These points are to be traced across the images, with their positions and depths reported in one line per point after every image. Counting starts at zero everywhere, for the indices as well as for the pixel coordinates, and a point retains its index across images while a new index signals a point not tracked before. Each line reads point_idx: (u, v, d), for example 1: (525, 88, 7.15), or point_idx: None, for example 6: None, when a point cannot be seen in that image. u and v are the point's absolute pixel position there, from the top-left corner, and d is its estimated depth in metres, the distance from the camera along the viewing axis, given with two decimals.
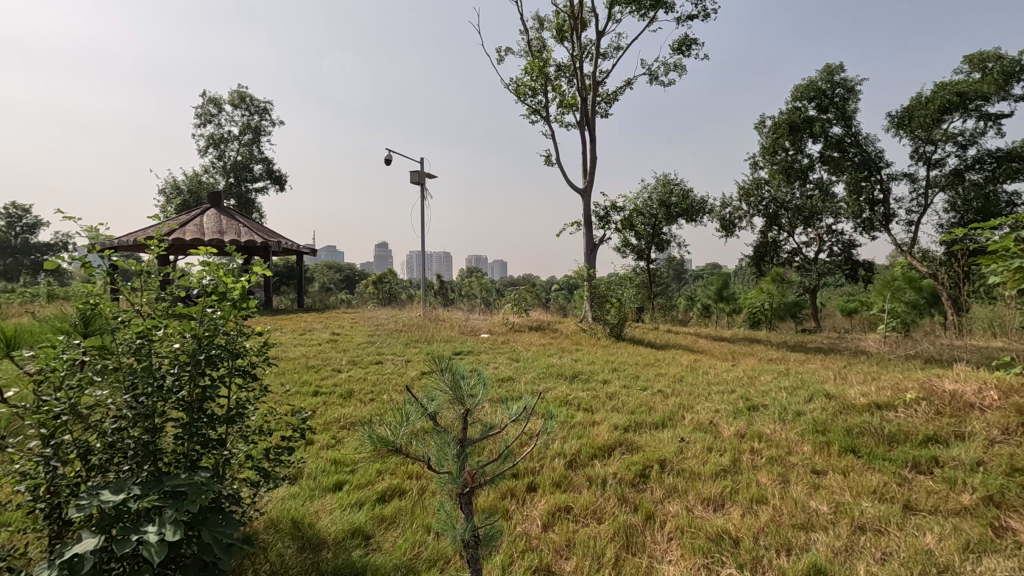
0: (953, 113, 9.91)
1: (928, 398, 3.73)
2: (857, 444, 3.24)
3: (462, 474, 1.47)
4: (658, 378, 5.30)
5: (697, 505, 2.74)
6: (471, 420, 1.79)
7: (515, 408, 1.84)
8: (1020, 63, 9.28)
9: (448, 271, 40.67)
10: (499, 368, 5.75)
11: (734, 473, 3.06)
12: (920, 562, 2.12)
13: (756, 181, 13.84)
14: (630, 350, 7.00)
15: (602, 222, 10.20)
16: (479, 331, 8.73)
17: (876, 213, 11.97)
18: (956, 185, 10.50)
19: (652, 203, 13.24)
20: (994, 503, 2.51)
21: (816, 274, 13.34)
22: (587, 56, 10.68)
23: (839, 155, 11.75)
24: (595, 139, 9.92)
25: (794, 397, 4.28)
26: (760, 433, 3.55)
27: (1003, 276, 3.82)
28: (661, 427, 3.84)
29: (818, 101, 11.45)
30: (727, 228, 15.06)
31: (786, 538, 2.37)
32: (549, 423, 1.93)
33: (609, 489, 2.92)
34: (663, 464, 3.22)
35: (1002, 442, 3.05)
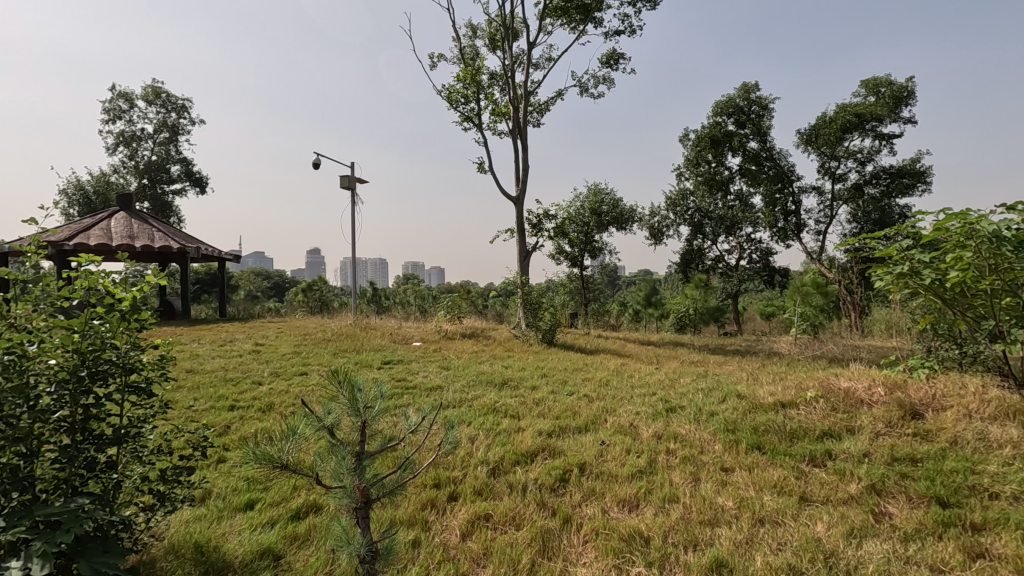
0: (853, 133, 10.79)
1: (825, 396, 4.01)
2: (762, 441, 3.43)
3: (355, 488, 1.42)
4: (584, 383, 5.41)
5: (614, 507, 2.81)
6: (372, 431, 1.76)
7: (415, 420, 1.82)
8: (907, 89, 10.28)
9: (384, 279, 39.80)
10: (429, 376, 5.69)
11: (650, 473, 3.17)
12: (812, 550, 2.27)
13: (682, 191, 14.49)
14: (561, 356, 7.11)
15: (535, 230, 10.31)
16: (411, 340, 8.60)
17: (789, 223, 12.80)
18: (857, 199, 11.41)
19: (585, 211, 13.56)
20: (877, 491, 2.74)
21: (737, 280, 14.11)
22: (519, 66, 10.83)
23: (755, 168, 12.49)
24: (527, 147, 10.04)
25: (710, 398, 4.50)
26: (676, 434, 3.70)
27: (889, 282, 4.20)
28: (583, 430, 3.94)
29: (736, 117, 12.14)
30: (656, 236, 15.66)
31: (693, 535, 2.47)
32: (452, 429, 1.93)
33: (528, 494, 2.95)
34: (583, 468, 3.29)
35: (886, 434, 3.33)
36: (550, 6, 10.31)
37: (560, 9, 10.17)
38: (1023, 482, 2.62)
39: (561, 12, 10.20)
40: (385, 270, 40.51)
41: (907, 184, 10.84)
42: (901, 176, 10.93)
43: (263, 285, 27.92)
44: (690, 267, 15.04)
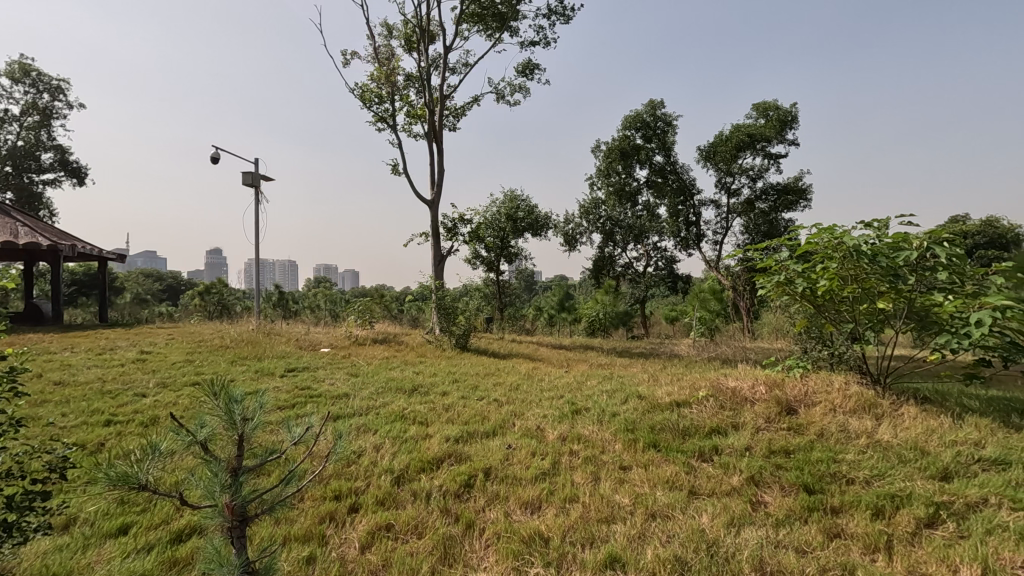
0: (746, 151, 11.72)
1: (715, 394, 4.31)
2: (658, 439, 3.62)
3: (224, 508, 1.32)
4: (495, 387, 5.45)
5: (517, 510, 2.85)
6: (250, 443, 1.65)
7: (298, 431, 1.75)
8: (791, 114, 11.33)
9: (292, 282, 37.89)
10: (335, 384, 5.47)
11: (553, 474, 3.25)
12: (697, 540, 2.42)
13: (594, 200, 15.03)
14: (473, 360, 7.11)
15: (450, 234, 10.26)
16: (319, 346, 8.25)
17: (691, 233, 13.67)
18: (749, 212, 12.41)
19: (501, 217, 13.68)
20: (755, 482, 2.97)
21: (644, 286, 14.88)
22: (435, 69, 10.76)
23: (661, 180, 13.21)
24: (442, 151, 9.99)
25: (613, 399, 4.69)
26: (579, 435, 3.82)
27: (770, 289, 4.61)
28: (491, 435, 3.96)
29: (643, 131, 12.80)
30: (570, 242, 16.14)
31: (590, 533, 2.56)
32: (341, 442, 1.88)
33: (432, 502, 2.91)
34: (488, 472, 3.30)
35: (765, 429, 3.63)
36: (467, 12, 10.35)
37: (476, 15, 10.24)
38: (873, 467, 2.96)
39: (477, 18, 10.27)
40: (294, 272, 38.60)
41: (791, 200, 11.95)
42: (786, 193, 12.03)
43: (154, 287, 25.65)
44: (601, 273, 15.64)
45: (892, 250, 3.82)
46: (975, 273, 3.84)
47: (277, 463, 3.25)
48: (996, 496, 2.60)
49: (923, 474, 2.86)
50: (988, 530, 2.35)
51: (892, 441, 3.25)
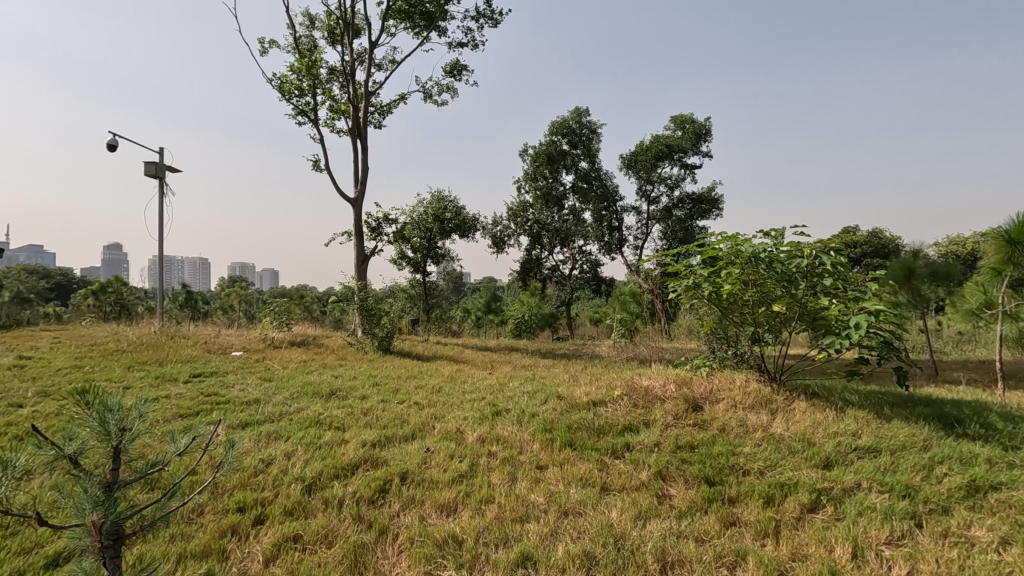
0: (664, 161, 12.31)
1: (629, 393, 4.48)
2: (574, 438, 3.72)
3: (91, 530, 1.21)
4: (417, 390, 5.36)
5: (432, 513, 2.83)
6: (127, 456, 1.53)
7: (185, 440, 1.65)
8: (705, 128, 12.02)
9: (203, 282, 35.53)
10: (246, 389, 5.17)
11: (470, 477, 3.25)
12: (605, 535, 2.51)
13: (522, 204, 15.22)
14: (396, 363, 6.97)
15: (375, 234, 10.02)
16: (230, 349, 7.79)
17: (614, 238, 14.16)
18: (667, 219, 13.02)
19: (428, 217, 13.53)
20: (662, 477, 3.12)
21: (570, 289, 15.25)
22: (360, 64, 10.47)
23: (586, 186, 13.59)
24: (366, 149, 9.75)
25: (533, 400, 4.77)
26: (498, 436, 3.85)
27: (680, 292, 4.86)
28: (410, 438, 3.91)
29: (569, 137, 13.12)
30: (497, 244, 16.24)
31: (504, 533, 2.59)
32: (232, 451, 1.80)
33: (344, 509, 2.83)
34: (404, 477, 3.25)
35: (673, 425, 3.82)
36: (394, 8, 10.16)
37: (403, 12, 10.07)
38: (767, 458, 3.19)
39: (405, 15, 10.11)
40: (206, 271, 36.23)
41: (705, 209, 12.70)
42: (701, 202, 12.75)
43: (39, 286, 23.18)
44: (528, 275, 15.85)
45: (787, 258, 4.15)
46: (856, 280, 4.25)
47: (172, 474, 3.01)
48: (867, 480, 2.89)
49: (809, 464, 3.12)
50: (860, 512, 2.60)
51: (785, 433, 3.52)
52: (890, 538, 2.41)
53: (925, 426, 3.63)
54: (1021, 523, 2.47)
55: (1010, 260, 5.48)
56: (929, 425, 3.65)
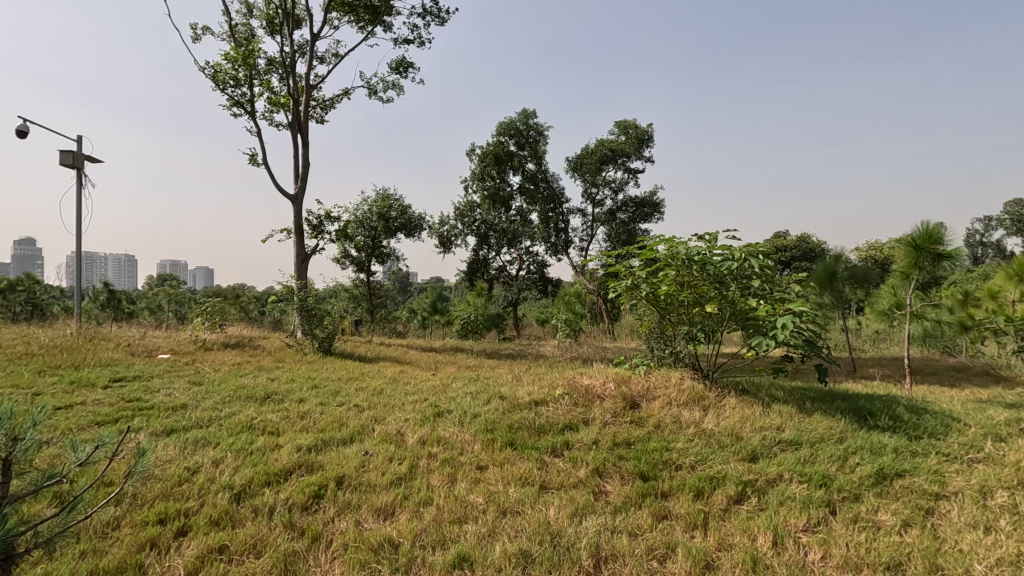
0: (609, 165, 12.59)
1: (570, 393, 4.55)
2: (515, 438, 3.74)
3: None
4: (358, 393, 5.24)
5: (368, 518, 2.77)
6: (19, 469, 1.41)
7: (87, 451, 1.54)
8: (647, 134, 12.40)
9: (128, 280, 33.38)
10: (172, 394, 4.89)
11: (409, 479, 3.21)
12: (542, 533, 2.53)
13: (470, 204, 15.18)
14: (337, 365, 6.79)
15: (316, 232, 9.72)
16: (156, 351, 7.35)
17: (559, 239, 14.36)
18: (611, 222, 13.32)
19: (372, 216, 13.26)
20: (599, 473, 3.19)
21: (517, 289, 15.34)
22: (301, 56, 10.13)
23: (532, 187, 13.70)
24: (307, 145, 9.45)
25: (476, 400, 4.77)
26: (439, 438, 3.82)
27: (620, 293, 4.98)
28: (348, 442, 3.82)
29: (516, 139, 13.19)
30: (444, 244, 16.12)
31: (442, 535, 2.57)
32: (142, 459, 1.70)
33: (275, 516, 2.72)
34: (340, 481, 3.17)
35: (611, 423, 3.91)
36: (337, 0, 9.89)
37: (347, 5, 9.82)
38: (698, 453, 3.32)
39: (349, 8, 9.87)
40: (132, 269, 34.07)
41: (647, 212, 13.11)
42: (643, 205, 13.14)
43: None
44: (475, 276, 15.80)
45: (720, 260, 4.34)
46: (782, 282, 4.51)
47: (85, 486, 2.81)
48: (789, 471, 3.05)
49: (736, 457, 3.27)
50: (781, 501, 2.75)
51: (715, 429, 3.68)
52: (807, 525, 2.56)
53: (841, 419, 3.88)
54: (920, 507, 2.69)
55: (916, 265, 5.95)
56: (845, 418, 3.91)
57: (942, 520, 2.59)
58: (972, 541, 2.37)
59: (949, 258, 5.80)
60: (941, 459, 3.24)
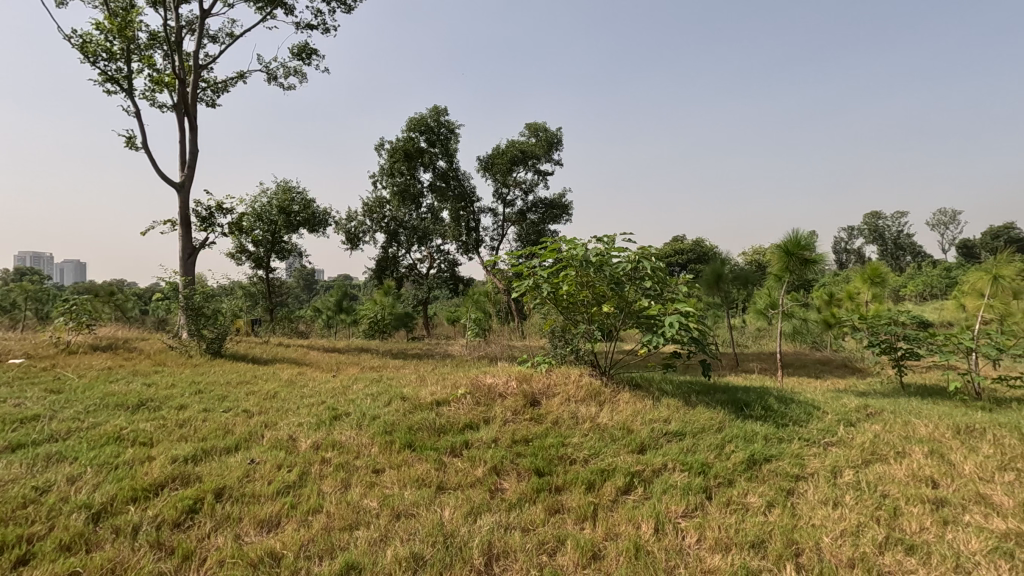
0: (520, 166, 12.76)
1: (472, 392, 4.55)
2: (414, 439, 3.68)
3: None
4: (247, 397, 4.91)
5: (249, 531, 2.59)
6: None
7: None
8: (557, 137, 12.72)
9: None
10: (22, 405, 4.30)
11: (298, 487, 3.05)
12: (435, 534, 2.50)
13: (378, 200, 14.74)
14: (226, 368, 6.31)
15: (205, 224, 9.00)
16: (6, 356, 6.44)
17: (470, 238, 14.34)
18: (521, 222, 13.51)
19: (272, 209, 12.50)
20: (497, 471, 3.22)
21: (427, 288, 15.15)
22: (188, 33, 9.32)
23: (443, 185, 13.59)
24: (195, 129, 8.73)
25: (376, 402, 4.63)
26: (334, 442, 3.67)
27: (523, 293, 5.05)
28: (232, 450, 3.56)
29: (427, 135, 13.01)
30: (351, 241, 15.56)
31: (329, 544, 2.46)
32: None
33: (140, 536, 2.47)
34: (220, 494, 2.94)
35: (511, 421, 3.96)
36: None
37: None
38: (592, 447, 3.45)
39: None
40: None
41: (556, 214, 13.49)
42: (552, 207, 13.46)
43: None
44: (384, 274, 15.38)
45: (615, 263, 4.53)
46: (672, 283, 4.80)
47: None
48: (673, 460, 3.25)
49: (626, 449, 3.43)
50: (664, 490, 2.92)
51: (609, 423, 3.83)
52: (685, 511, 2.73)
53: (721, 411, 4.19)
54: (783, 488, 2.96)
55: (787, 269, 6.58)
56: (724, 409, 4.23)
57: (800, 498, 2.88)
58: (823, 516, 2.65)
59: (814, 263, 6.47)
60: (802, 444, 3.60)
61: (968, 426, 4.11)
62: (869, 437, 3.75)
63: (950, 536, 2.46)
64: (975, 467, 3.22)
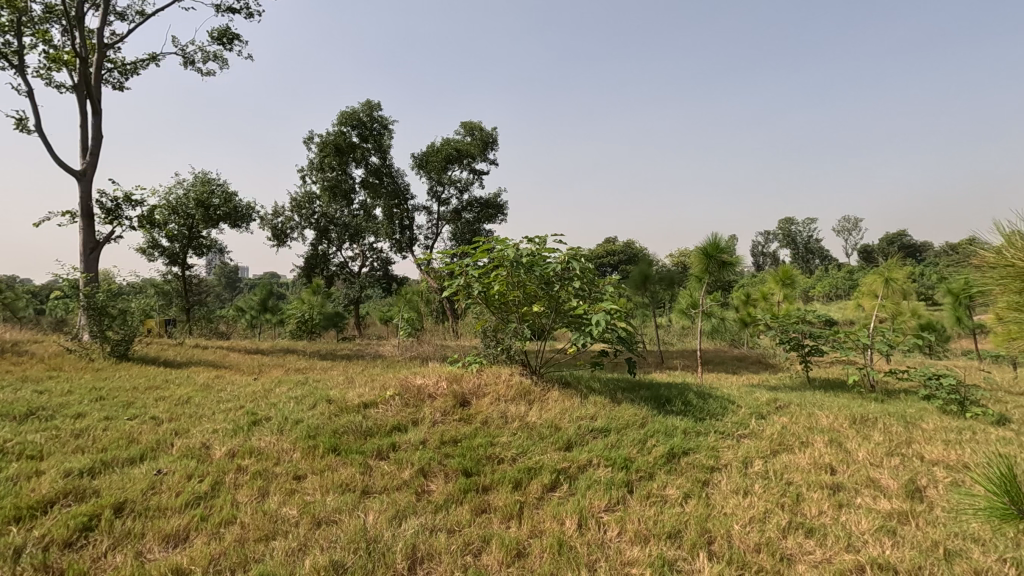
0: (454, 164, 12.67)
1: (401, 393, 4.46)
2: (339, 443, 3.57)
3: None
4: (156, 403, 4.57)
5: (153, 547, 2.41)
6: None
7: None
8: (492, 137, 12.75)
9: None
10: None
11: (210, 497, 2.88)
12: (357, 541, 2.43)
13: (308, 195, 14.19)
14: (133, 372, 5.85)
15: (110, 217, 8.31)
16: None
17: (404, 236, 14.07)
18: (456, 221, 13.43)
19: (188, 202, 11.70)
20: (424, 473, 3.18)
21: (359, 287, 14.75)
22: (92, 8, 8.57)
23: (376, 182, 13.27)
24: (99, 113, 8.04)
25: (300, 405, 4.45)
26: (252, 448, 3.49)
27: (455, 292, 5.02)
28: (136, 461, 3.30)
29: (359, 130, 12.66)
30: (278, 237, 14.87)
31: (244, 556, 2.33)
32: None
33: (23, 559, 2.24)
34: (121, 509, 2.72)
35: (440, 422, 3.92)
36: None
37: None
38: (520, 445, 3.48)
39: None
40: None
41: (491, 213, 13.51)
42: (487, 207, 13.47)
43: None
44: (313, 271, 14.84)
45: (545, 263, 4.60)
46: (599, 284, 4.92)
47: None
48: (597, 457, 3.34)
49: (553, 447, 3.49)
50: (588, 485, 3.00)
51: (537, 421, 3.88)
52: (608, 505, 2.81)
53: (645, 407, 4.35)
54: (699, 479, 3.12)
55: (706, 270, 6.94)
56: (648, 405, 4.39)
57: (714, 489, 3.03)
58: (734, 505, 2.80)
59: (731, 265, 6.85)
60: (718, 437, 3.81)
61: (863, 416, 4.50)
62: (777, 429, 4.02)
63: (844, 518, 2.67)
64: (867, 454, 3.53)
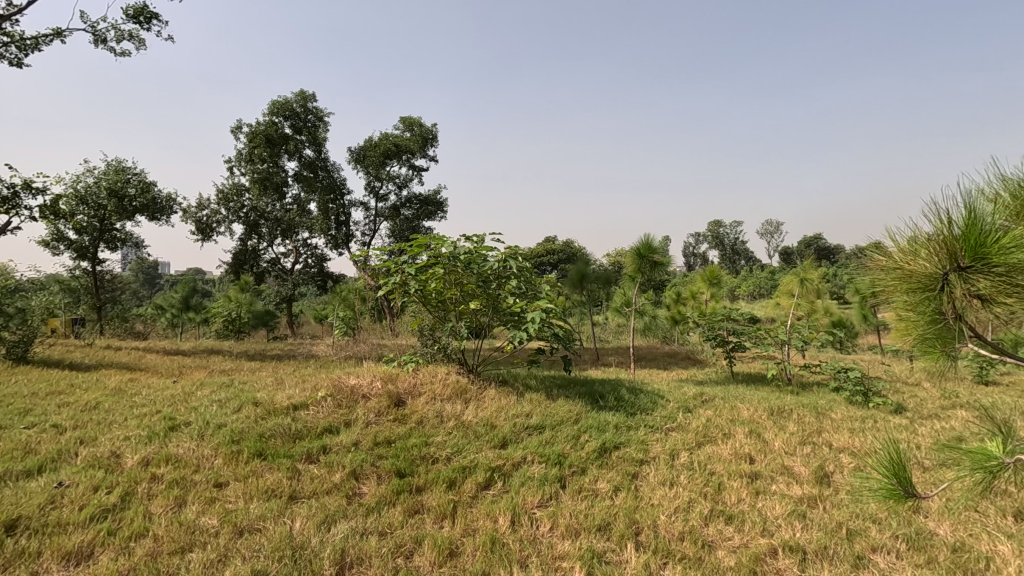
0: (393, 159, 12.44)
1: (333, 394, 4.33)
2: (265, 447, 3.42)
3: None
4: (60, 410, 4.20)
5: (51, 566, 2.22)
6: None
7: None
8: (431, 134, 12.62)
9: None
10: None
11: (120, 510, 2.68)
12: (282, 548, 2.33)
13: (236, 187, 13.48)
14: (33, 376, 5.35)
15: (7, 206, 7.56)
16: None
17: (340, 232, 13.65)
18: (394, 218, 13.17)
19: (99, 191, 10.81)
20: (355, 476, 3.10)
21: (291, 284, 14.18)
22: None
23: (310, 175, 12.79)
24: None
25: (223, 409, 4.23)
26: (169, 455, 3.28)
27: (391, 290, 4.92)
28: (33, 474, 3.02)
29: (292, 121, 12.16)
30: (202, 231, 14.04)
31: (156, 570, 2.19)
32: None
33: None
34: (13, 526, 2.48)
35: (374, 422, 3.84)
36: None
37: None
38: (455, 445, 3.47)
39: None
40: None
41: (430, 210, 13.36)
42: (426, 203, 13.31)
43: None
44: (242, 268, 14.11)
45: (482, 261, 4.60)
46: (536, 283, 4.97)
47: None
48: (532, 454, 3.37)
49: (489, 445, 3.50)
50: (522, 482, 3.03)
51: (472, 420, 3.87)
52: (540, 501, 2.85)
53: (579, 403, 4.44)
54: (629, 472, 3.22)
55: (640, 270, 7.17)
56: (582, 401, 4.48)
57: (643, 481, 3.14)
58: (661, 495, 2.92)
59: (663, 265, 7.11)
60: (647, 430, 3.95)
61: (780, 408, 4.80)
62: (703, 422, 4.21)
63: (760, 505, 2.84)
64: (782, 443, 3.77)
